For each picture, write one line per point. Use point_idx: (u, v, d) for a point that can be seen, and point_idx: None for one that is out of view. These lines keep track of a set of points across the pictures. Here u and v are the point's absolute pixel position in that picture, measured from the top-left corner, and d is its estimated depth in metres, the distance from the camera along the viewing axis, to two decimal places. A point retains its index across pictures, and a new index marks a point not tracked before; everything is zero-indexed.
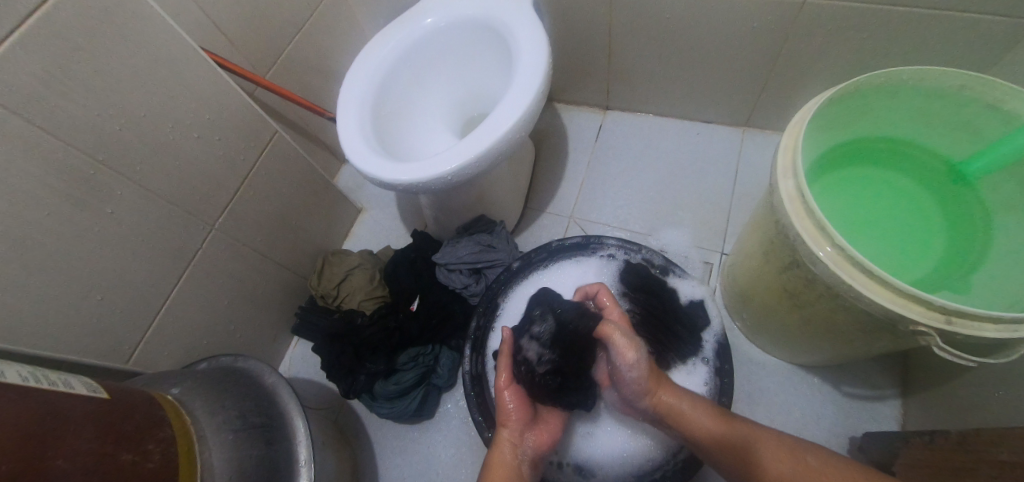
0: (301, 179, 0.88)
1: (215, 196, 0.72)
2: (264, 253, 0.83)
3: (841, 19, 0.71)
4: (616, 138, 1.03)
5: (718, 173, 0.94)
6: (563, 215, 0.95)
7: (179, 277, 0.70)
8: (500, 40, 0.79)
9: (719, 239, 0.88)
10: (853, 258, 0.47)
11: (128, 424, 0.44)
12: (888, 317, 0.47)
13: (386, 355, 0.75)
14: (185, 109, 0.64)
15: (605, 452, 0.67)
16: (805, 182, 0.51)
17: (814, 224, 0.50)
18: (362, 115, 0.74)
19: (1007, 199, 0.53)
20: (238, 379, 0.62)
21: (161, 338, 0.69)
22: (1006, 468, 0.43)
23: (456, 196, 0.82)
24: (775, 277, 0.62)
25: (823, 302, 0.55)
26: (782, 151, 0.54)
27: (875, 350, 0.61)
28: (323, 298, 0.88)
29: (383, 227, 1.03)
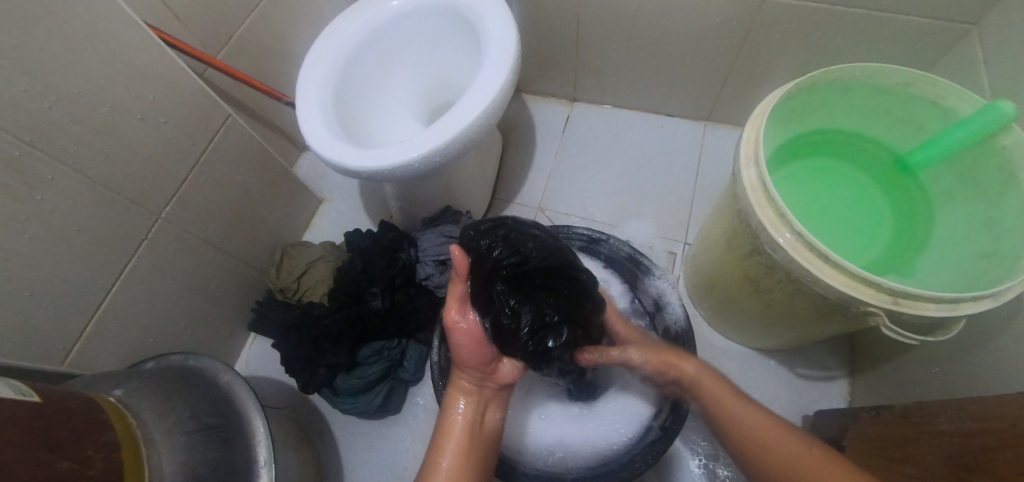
0: (256, 167, 0.83)
1: (162, 184, 0.67)
2: (218, 245, 0.79)
3: (797, 16, 0.74)
4: (582, 130, 1.03)
5: (681, 165, 0.97)
6: (531, 206, 0.95)
7: (121, 271, 0.65)
8: (468, 26, 0.78)
9: (682, 229, 0.90)
10: (809, 242, 0.49)
11: (64, 431, 0.40)
12: (842, 300, 0.50)
13: (348, 347, 0.72)
14: (126, 88, 0.59)
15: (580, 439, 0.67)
16: (766, 170, 0.53)
17: (774, 211, 0.52)
18: (323, 99, 0.71)
19: (947, 189, 0.57)
20: (189, 381, 0.58)
21: (101, 337, 0.64)
22: (945, 436, 0.47)
23: (423, 186, 0.80)
24: (737, 264, 0.64)
25: (780, 286, 0.58)
26: (745, 142, 0.56)
27: (826, 332, 0.65)
28: (282, 292, 0.84)
29: (346, 218, 0.99)
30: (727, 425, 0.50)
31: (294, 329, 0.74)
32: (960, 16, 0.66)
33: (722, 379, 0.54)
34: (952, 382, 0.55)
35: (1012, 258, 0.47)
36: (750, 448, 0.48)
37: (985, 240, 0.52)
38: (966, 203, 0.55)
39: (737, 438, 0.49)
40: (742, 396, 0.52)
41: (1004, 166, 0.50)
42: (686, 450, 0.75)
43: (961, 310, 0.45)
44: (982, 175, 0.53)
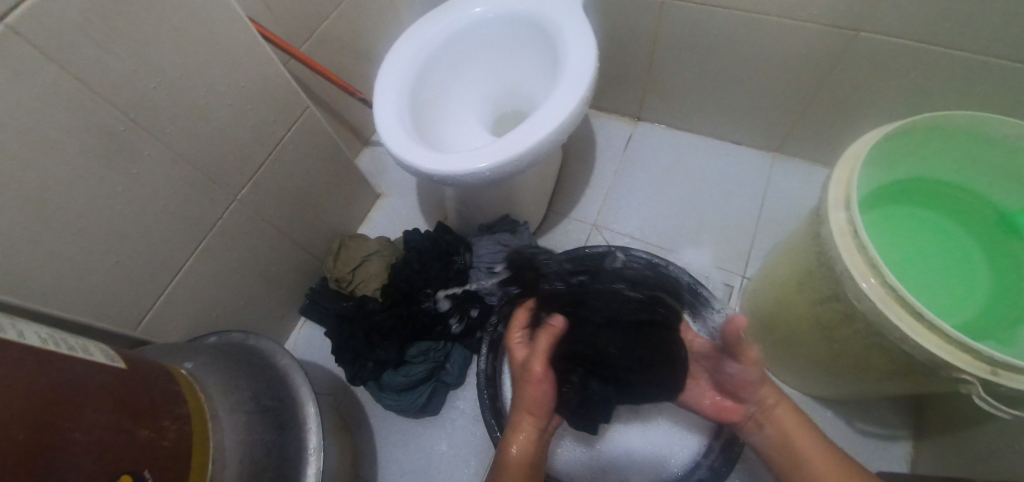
0: (325, 158, 0.86)
1: (242, 167, 0.70)
2: (282, 230, 0.81)
3: (892, 54, 0.70)
4: (644, 150, 1.01)
5: (745, 196, 0.93)
6: (586, 221, 0.94)
7: (197, 246, 0.67)
8: (546, 39, 0.78)
9: (742, 262, 0.87)
10: (901, 296, 0.46)
11: (144, 400, 0.42)
12: (933, 362, 0.46)
13: (398, 345, 0.73)
14: (221, 74, 0.62)
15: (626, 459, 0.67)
16: (858, 215, 0.50)
17: (864, 259, 0.49)
18: (401, 100, 0.72)
19: None
20: (250, 361, 0.60)
21: (171, 308, 0.67)
22: None
23: (485, 193, 0.80)
24: (808, 308, 0.61)
25: (857, 338, 0.55)
26: (834, 182, 0.54)
27: (897, 390, 0.61)
28: (336, 282, 0.86)
29: (401, 215, 1.01)
30: (793, 471, 0.49)
31: (347, 321, 0.75)
32: None
33: (792, 411, 0.53)
34: None
35: None
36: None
37: None
38: None
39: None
40: (803, 424, 0.52)
41: None
42: None
43: None
44: None
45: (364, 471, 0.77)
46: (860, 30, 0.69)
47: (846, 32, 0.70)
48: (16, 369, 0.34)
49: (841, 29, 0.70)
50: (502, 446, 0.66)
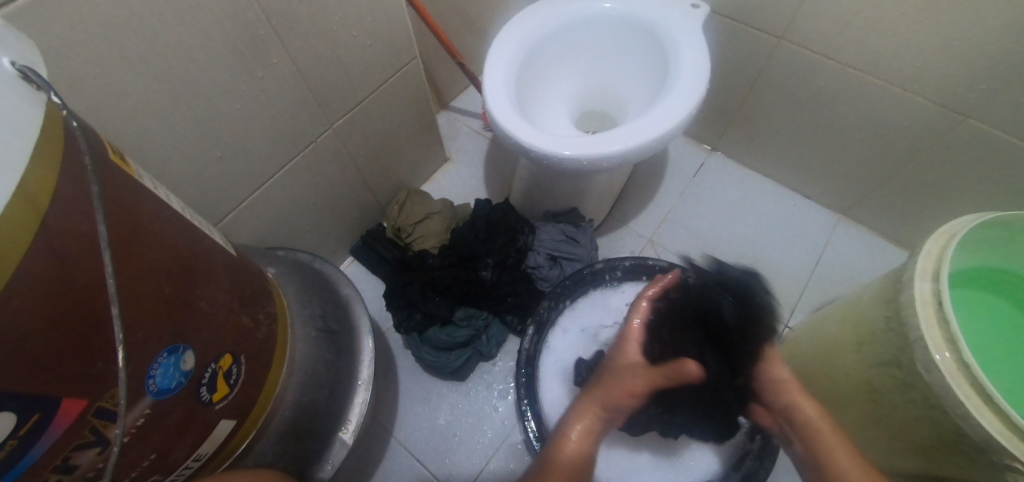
0: (415, 110, 0.87)
1: (346, 98, 0.72)
2: (360, 167, 0.83)
3: (996, 148, 0.70)
4: (713, 180, 1.02)
5: (803, 249, 0.94)
6: (642, 234, 0.96)
7: (287, 162, 0.69)
8: (659, 49, 0.79)
9: (786, 311, 0.88)
10: (976, 375, 0.47)
11: (247, 289, 0.43)
12: (991, 448, 0.47)
13: (449, 304, 0.74)
14: (359, 5, 0.64)
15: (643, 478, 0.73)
16: (946, 289, 0.51)
17: (941, 332, 0.50)
18: (510, 72, 0.74)
19: None
20: (318, 284, 0.61)
21: (249, 214, 0.69)
22: None
23: (563, 181, 0.81)
24: (862, 367, 0.62)
25: (911, 407, 0.55)
26: (925, 254, 0.55)
27: (917, 473, 0.61)
28: (394, 230, 0.87)
29: (464, 182, 1.02)
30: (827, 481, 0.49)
31: (404, 269, 0.77)
32: None
33: (831, 424, 0.54)
34: None
35: None
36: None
37: None
38: None
39: None
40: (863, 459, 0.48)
41: None
42: None
43: None
44: None
45: (382, 417, 0.79)
46: (970, 116, 0.69)
47: (956, 116, 0.71)
48: (173, 226, 0.35)
49: (952, 112, 0.71)
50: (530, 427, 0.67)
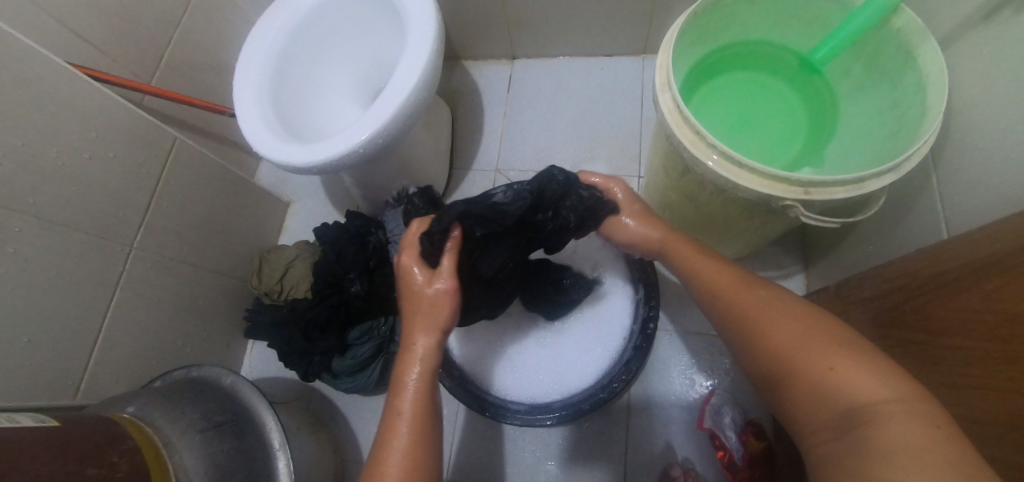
0: (215, 182, 0.86)
1: (128, 214, 0.71)
2: (196, 263, 0.82)
3: None
4: (525, 86, 1.05)
5: (625, 102, 0.99)
6: (488, 169, 0.99)
7: (109, 302, 0.68)
8: (388, 6, 0.78)
9: (633, 164, 0.94)
10: (727, 153, 0.52)
11: (86, 444, 0.45)
12: (764, 200, 0.54)
13: (337, 332, 0.78)
14: (66, 129, 0.61)
15: (570, 380, 0.74)
16: (678, 94, 0.55)
17: (691, 130, 0.55)
18: (261, 104, 0.73)
19: (853, 76, 0.61)
20: (194, 388, 0.63)
21: (107, 366, 0.69)
22: (868, 301, 0.52)
23: (379, 169, 0.83)
24: (675, 186, 0.68)
25: (713, 199, 0.62)
26: (659, 69, 0.58)
27: (766, 232, 0.69)
28: (268, 296, 0.88)
29: (316, 215, 1.03)
30: (699, 291, 0.52)
31: (285, 326, 0.79)
32: None
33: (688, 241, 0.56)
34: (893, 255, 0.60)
35: (914, 129, 0.52)
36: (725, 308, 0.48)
37: (891, 120, 0.56)
38: (874, 86, 0.59)
39: (720, 315, 0.49)
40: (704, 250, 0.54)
41: (901, 46, 0.54)
42: (664, 361, 0.82)
43: (863, 189, 0.50)
44: (883, 58, 0.57)
45: (350, 452, 0.84)
46: None
47: None
48: None
49: None
50: (453, 387, 0.73)
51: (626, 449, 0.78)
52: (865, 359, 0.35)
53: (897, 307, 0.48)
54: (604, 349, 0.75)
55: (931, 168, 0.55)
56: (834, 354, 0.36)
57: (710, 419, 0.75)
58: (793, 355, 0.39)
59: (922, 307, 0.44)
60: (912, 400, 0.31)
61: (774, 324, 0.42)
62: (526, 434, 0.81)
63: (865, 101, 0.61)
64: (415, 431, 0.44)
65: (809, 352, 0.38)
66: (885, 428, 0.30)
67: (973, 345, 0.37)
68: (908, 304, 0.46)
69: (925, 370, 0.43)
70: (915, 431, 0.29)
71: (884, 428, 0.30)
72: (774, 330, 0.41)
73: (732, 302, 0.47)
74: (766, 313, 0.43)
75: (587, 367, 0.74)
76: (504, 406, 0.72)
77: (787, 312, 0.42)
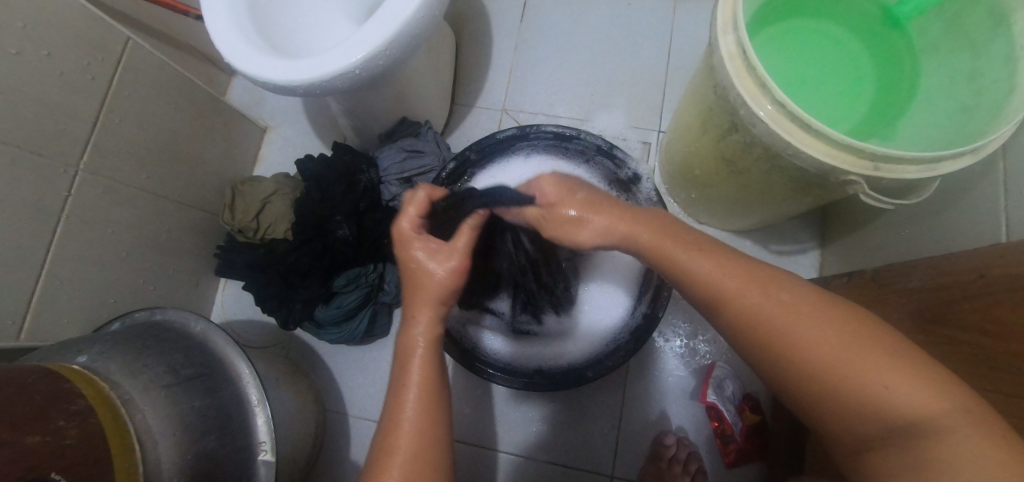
0: (177, 99, 0.73)
1: (69, 131, 0.59)
2: (156, 192, 0.72)
3: None
4: (541, 15, 0.92)
5: (652, 47, 0.89)
6: (493, 109, 0.89)
7: (54, 232, 0.59)
8: None
9: (655, 117, 0.86)
10: (791, 112, 0.44)
11: (24, 406, 0.38)
12: (824, 172, 0.48)
13: (321, 279, 0.70)
14: None
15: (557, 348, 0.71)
16: (746, 36, 0.46)
17: (754, 81, 0.47)
18: (232, 4, 0.60)
19: (931, 42, 0.54)
20: (158, 336, 0.55)
21: (55, 304, 0.60)
22: (916, 292, 0.49)
23: (372, 99, 0.72)
24: (712, 148, 0.61)
25: (758, 166, 0.55)
26: (724, 2, 0.49)
27: (801, 205, 0.64)
28: (241, 233, 0.78)
29: (296, 145, 0.92)
30: (681, 281, 0.43)
31: (262, 269, 0.71)
32: None
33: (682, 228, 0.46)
34: (935, 242, 0.56)
35: (998, 107, 0.45)
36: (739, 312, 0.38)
37: (966, 93, 0.49)
38: (954, 51, 0.51)
39: (722, 321, 0.40)
40: (696, 244, 0.43)
41: (995, 11, 0.46)
42: (666, 330, 0.79)
43: (940, 170, 0.44)
44: (968, 23, 0.49)
45: (331, 402, 0.79)
46: None
47: None
48: None
49: None
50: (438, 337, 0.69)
51: (620, 415, 0.76)
52: (946, 382, 0.29)
53: (949, 302, 0.44)
54: (602, 318, 0.70)
55: (997, 152, 0.49)
56: (889, 363, 0.30)
57: (713, 392, 0.71)
58: (840, 374, 0.31)
59: (986, 305, 0.40)
60: (979, 410, 0.28)
61: (811, 332, 0.34)
62: (518, 395, 0.78)
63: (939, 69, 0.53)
64: (422, 402, 0.43)
65: (858, 363, 0.31)
66: (962, 452, 0.26)
67: None
68: (963, 302, 0.42)
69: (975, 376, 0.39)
70: (1001, 471, 0.25)
71: (958, 454, 0.26)
72: (798, 336, 0.34)
73: (743, 306, 0.38)
74: (786, 321, 0.35)
75: (578, 335, 0.70)
76: (485, 365, 0.70)
77: (808, 313, 0.34)
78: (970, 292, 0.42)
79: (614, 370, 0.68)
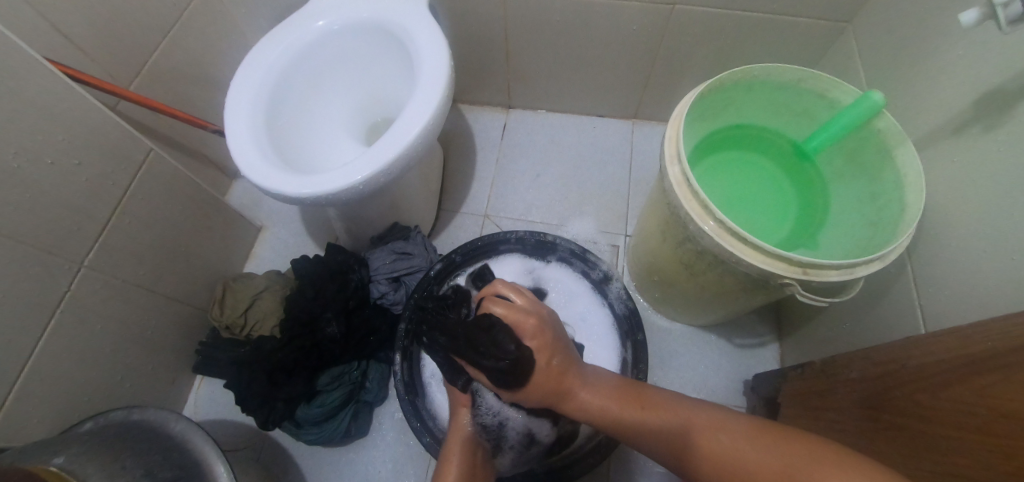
0: (184, 201, 0.79)
1: (82, 230, 0.63)
2: (150, 288, 0.74)
3: (702, 22, 0.81)
4: (519, 136, 1.07)
5: (616, 162, 1.03)
6: (476, 214, 0.98)
7: (45, 327, 0.60)
8: (399, 44, 0.78)
9: (621, 223, 0.96)
10: (730, 229, 0.54)
11: None
12: (763, 275, 0.56)
13: (306, 377, 0.71)
14: (31, 131, 0.54)
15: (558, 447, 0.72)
16: (688, 167, 0.57)
17: (698, 203, 0.57)
18: (254, 127, 0.69)
19: (837, 170, 0.67)
20: (136, 438, 0.54)
21: (27, 403, 0.58)
22: (856, 382, 0.55)
23: (368, 206, 0.79)
24: (671, 253, 0.69)
25: (710, 269, 0.63)
26: (668, 141, 0.61)
27: (753, 303, 0.71)
28: (228, 329, 0.80)
29: (289, 244, 0.98)
30: (665, 439, 0.46)
31: (246, 366, 0.72)
32: (834, 15, 0.76)
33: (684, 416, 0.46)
34: (869, 335, 0.64)
35: (893, 224, 0.56)
36: (671, 447, 0.45)
37: (870, 211, 0.61)
38: (855, 178, 0.65)
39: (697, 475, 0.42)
40: (682, 410, 0.47)
41: (880, 145, 0.59)
42: None
43: (857, 273, 0.52)
44: (865, 154, 0.62)
45: None
46: (674, 4, 0.78)
47: (663, 8, 0.79)
48: None
49: (659, 6, 0.79)
50: (421, 430, 0.69)
51: None
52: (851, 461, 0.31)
53: (882, 391, 0.50)
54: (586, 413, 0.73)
55: (904, 258, 0.59)
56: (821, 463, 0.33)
57: None
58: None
59: (913, 391, 0.45)
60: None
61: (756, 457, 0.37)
62: None
63: (847, 191, 0.66)
64: None
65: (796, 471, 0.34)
66: None
67: (995, 442, 0.34)
68: (894, 390, 0.48)
69: (904, 456, 0.44)
70: None
71: None
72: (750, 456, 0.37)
73: (682, 435, 0.45)
74: (750, 452, 0.38)
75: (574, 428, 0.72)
76: None
77: (772, 444, 0.37)
78: (897, 382, 0.48)
79: (595, 467, 0.69)
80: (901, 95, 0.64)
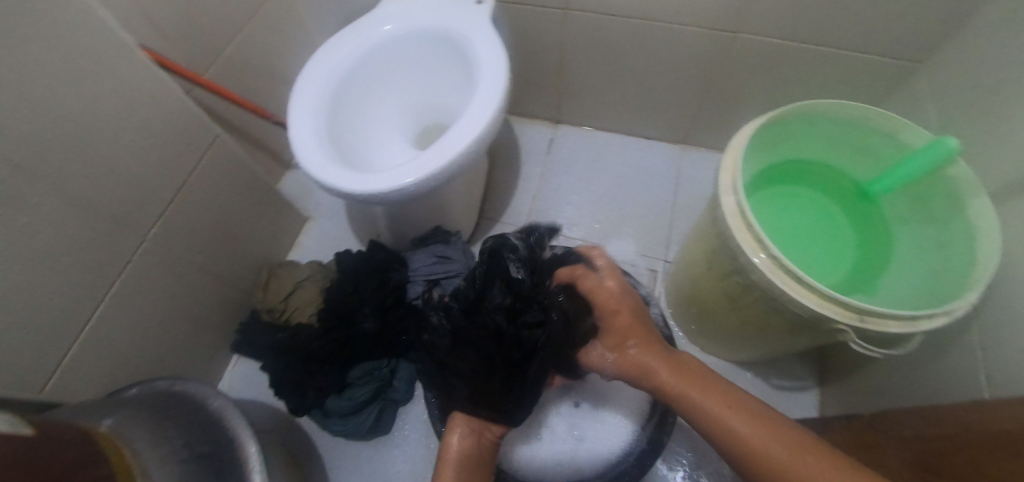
0: (241, 186, 0.83)
1: (149, 206, 0.67)
2: (202, 266, 0.78)
3: (764, 52, 0.80)
4: (566, 151, 1.07)
5: (660, 186, 1.02)
6: (516, 225, 0.99)
7: (105, 294, 0.63)
8: (460, 53, 0.80)
9: (662, 247, 0.95)
10: (785, 265, 0.52)
11: (59, 465, 0.39)
12: (816, 318, 0.53)
13: (339, 369, 0.73)
14: (115, 110, 0.58)
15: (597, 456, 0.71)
16: (744, 198, 0.56)
17: (752, 236, 0.55)
18: (316, 121, 0.72)
19: (902, 214, 0.64)
20: (177, 408, 0.57)
21: (81, 364, 0.62)
22: (909, 441, 0.52)
23: (414, 208, 0.81)
24: (716, 284, 0.68)
25: (757, 305, 0.61)
26: (724, 170, 0.59)
27: (798, 344, 0.68)
28: (268, 313, 0.83)
29: (332, 237, 1.00)
30: (712, 425, 0.45)
31: (283, 352, 0.74)
32: (907, 54, 0.74)
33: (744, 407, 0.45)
34: (924, 393, 0.60)
35: (961, 278, 0.53)
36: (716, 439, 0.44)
37: (936, 260, 0.58)
38: (922, 225, 0.62)
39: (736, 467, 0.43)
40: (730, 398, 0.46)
41: (952, 193, 0.56)
42: (671, 459, 0.78)
43: (919, 326, 0.49)
44: (933, 201, 0.59)
45: None
46: (737, 32, 0.77)
47: (725, 34, 0.78)
48: None
49: (722, 32, 0.78)
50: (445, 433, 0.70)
51: None
52: None
53: (934, 453, 0.47)
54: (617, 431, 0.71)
55: (971, 315, 0.56)
56: None
57: None
58: None
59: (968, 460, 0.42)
60: None
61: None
62: None
63: (912, 237, 0.63)
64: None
65: None
66: None
67: None
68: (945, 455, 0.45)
69: None
70: None
71: None
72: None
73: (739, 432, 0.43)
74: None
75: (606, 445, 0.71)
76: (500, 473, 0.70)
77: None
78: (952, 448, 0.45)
79: None
80: (979, 142, 0.61)
